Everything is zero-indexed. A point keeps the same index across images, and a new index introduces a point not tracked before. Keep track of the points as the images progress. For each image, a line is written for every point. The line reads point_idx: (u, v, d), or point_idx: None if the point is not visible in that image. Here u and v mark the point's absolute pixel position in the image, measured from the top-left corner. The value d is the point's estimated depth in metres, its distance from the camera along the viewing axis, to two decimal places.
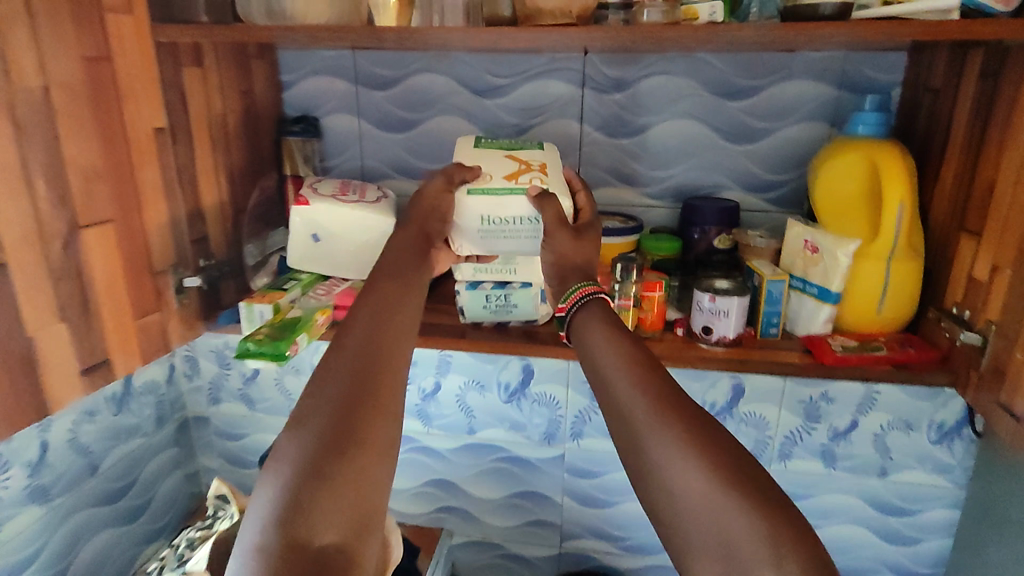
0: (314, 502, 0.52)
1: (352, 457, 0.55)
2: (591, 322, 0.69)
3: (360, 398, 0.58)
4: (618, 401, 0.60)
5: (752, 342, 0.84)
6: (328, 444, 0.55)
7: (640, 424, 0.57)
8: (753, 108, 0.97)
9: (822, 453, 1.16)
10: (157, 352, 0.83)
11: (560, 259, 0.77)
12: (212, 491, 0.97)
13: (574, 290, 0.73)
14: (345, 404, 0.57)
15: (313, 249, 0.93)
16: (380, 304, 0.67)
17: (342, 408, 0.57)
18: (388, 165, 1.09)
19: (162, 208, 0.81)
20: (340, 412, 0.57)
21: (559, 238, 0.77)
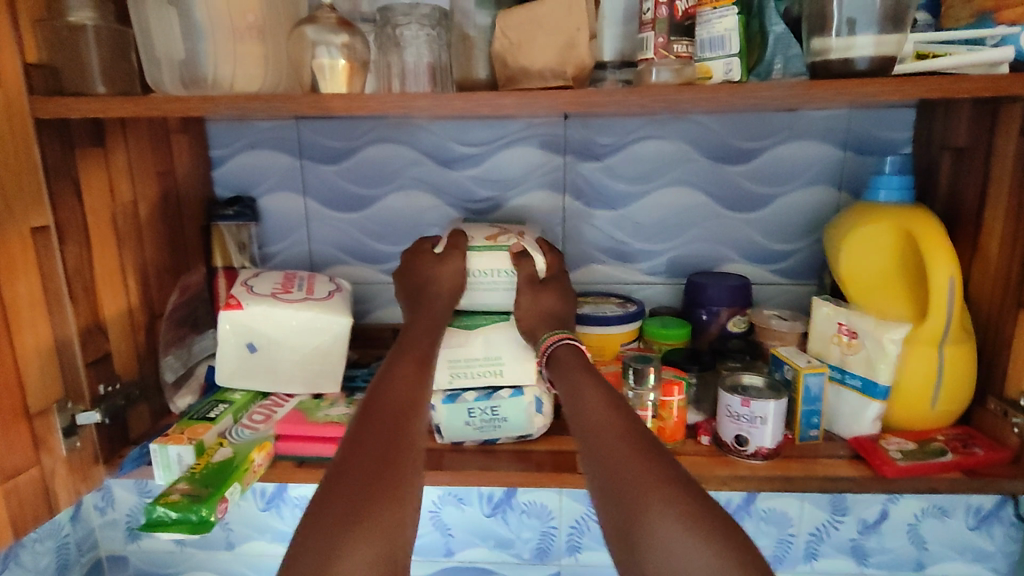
0: (345, 541, 0.47)
1: (377, 501, 0.50)
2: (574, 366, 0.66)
3: (391, 445, 0.55)
4: (607, 456, 0.54)
5: (791, 449, 0.70)
6: (359, 486, 0.51)
7: (636, 465, 0.52)
8: (755, 172, 0.87)
9: (851, 550, 1.00)
10: (36, 518, 0.62)
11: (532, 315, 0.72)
12: None
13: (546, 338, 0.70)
14: (373, 445, 0.55)
15: (249, 361, 0.75)
16: (412, 367, 0.65)
17: (377, 457, 0.54)
18: (341, 249, 0.93)
19: (44, 328, 0.62)
20: (375, 460, 0.53)
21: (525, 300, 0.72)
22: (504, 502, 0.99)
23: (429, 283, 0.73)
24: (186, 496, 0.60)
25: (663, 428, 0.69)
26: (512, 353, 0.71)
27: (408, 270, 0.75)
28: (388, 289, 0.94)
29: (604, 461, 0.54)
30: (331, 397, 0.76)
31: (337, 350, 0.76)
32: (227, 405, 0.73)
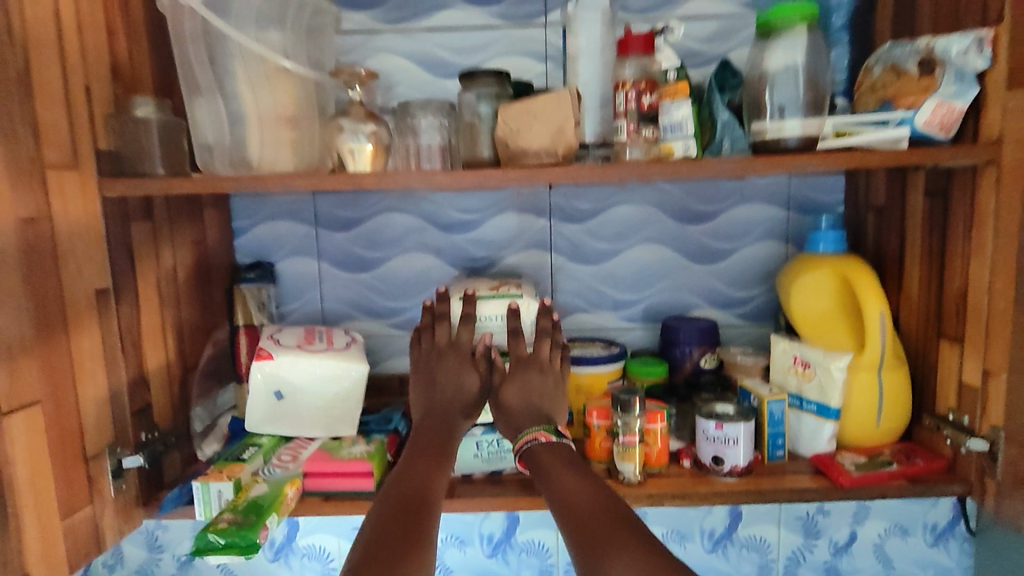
0: None
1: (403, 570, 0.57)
2: (549, 458, 0.71)
3: (412, 524, 0.62)
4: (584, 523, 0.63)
5: (762, 468, 0.80)
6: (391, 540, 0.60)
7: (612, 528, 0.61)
8: (716, 230, 1.01)
9: (826, 571, 1.08)
10: (87, 556, 0.68)
11: (509, 417, 0.78)
12: None
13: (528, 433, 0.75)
14: (400, 524, 0.62)
15: (276, 407, 0.84)
16: (436, 446, 0.75)
17: (404, 517, 0.63)
18: (352, 306, 1.03)
19: (100, 379, 0.70)
20: (403, 518, 0.63)
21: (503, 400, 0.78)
22: (504, 541, 1.05)
23: (455, 392, 0.80)
24: (233, 524, 0.68)
25: (649, 453, 0.79)
26: None
27: (428, 376, 0.82)
28: (394, 341, 1.03)
29: (585, 533, 0.61)
30: (349, 439, 0.83)
31: (355, 395, 0.85)
32: (256, 449, 0.81)
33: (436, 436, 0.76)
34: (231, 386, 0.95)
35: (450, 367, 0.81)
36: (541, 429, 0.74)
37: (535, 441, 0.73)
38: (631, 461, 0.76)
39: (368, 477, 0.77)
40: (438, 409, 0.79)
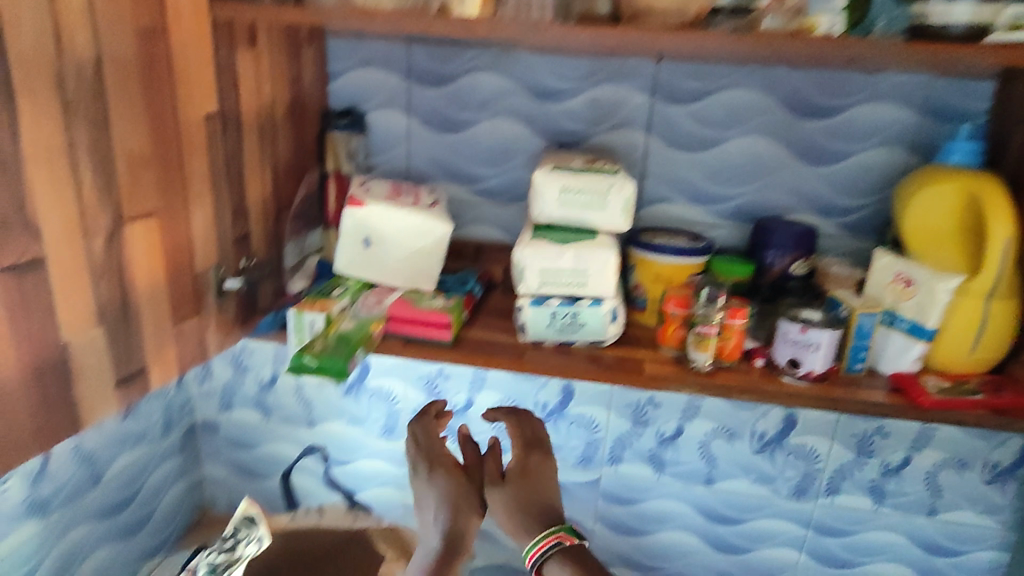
0: None
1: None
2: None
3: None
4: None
5: (837, 378, 0.79)
6: None
7: None
8: (833, 129, 0.92)
9: (870, 489, 1.08)
10: (194, 360, 0.75)
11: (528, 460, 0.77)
12: (241, 512, 0.90)
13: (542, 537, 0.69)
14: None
15: (363, 254, 0.86)
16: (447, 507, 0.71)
17: None
18: (436, 166, 1.02)
19: (207, 203, 0.73)
20: None
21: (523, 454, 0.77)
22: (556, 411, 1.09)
23: (459, 512, 0.70)
24: (326, 351, 0.77)
25: (723, 347, 0.78)
26: (597, 267, 0.79)
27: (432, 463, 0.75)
28: (475, 207, 1.03)
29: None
30: (428, 293, 0.87)
31: (438, 252, 0.86)
32: (344, 289, 0.85)
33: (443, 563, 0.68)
34: (319, 229, 0.98)
35: (457, 475, 0.74)
36: (556, 533, 0.69)
37: (551, 544, 0.68)
38: (704, 350, 0.76)
39: (445, 329, 0.81)
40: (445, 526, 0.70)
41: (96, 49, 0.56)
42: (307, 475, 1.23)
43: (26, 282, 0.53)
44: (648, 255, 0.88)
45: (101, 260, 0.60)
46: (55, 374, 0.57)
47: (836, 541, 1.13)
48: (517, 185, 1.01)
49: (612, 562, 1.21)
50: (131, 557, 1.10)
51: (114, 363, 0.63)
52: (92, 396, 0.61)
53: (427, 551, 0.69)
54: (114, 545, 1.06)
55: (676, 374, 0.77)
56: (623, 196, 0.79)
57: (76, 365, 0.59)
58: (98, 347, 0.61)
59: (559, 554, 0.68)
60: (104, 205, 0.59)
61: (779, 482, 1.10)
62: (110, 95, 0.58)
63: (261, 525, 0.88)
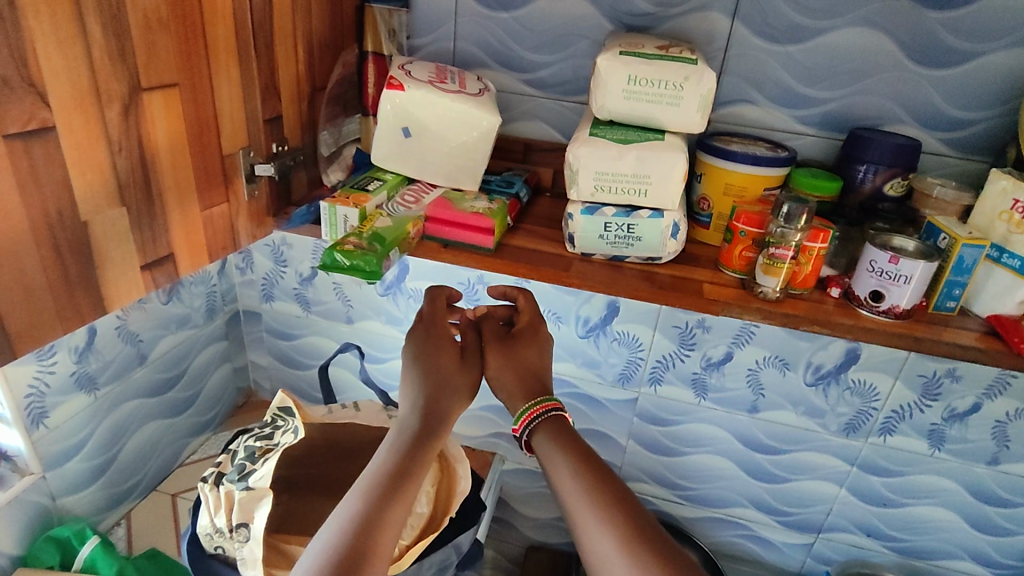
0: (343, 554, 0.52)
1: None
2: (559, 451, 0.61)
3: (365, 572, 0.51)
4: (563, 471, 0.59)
5: (923, 315, 0.70)
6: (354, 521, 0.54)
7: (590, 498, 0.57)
8: (961, 22, 0.77)
9: (929, 433, 1.02)
10: (226, 250, 0.72)
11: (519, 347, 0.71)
12: (276, 401, 0.90)
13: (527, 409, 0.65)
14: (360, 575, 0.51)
15: (402, 146, 0.79)
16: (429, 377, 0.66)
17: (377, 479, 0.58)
18: (486, 51, 0.91)
19: (235, 77, 0.67)
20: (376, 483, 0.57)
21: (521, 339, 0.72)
22: (599, 327, 1.04)
23: (445, 377, 0.67)
24: (358, 247, 0.71)
25: (796, 273, 0.70)
26: (661, 175, 0.70)
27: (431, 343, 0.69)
28: (526, 101, 0.93)
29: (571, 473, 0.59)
30: (471, 194, 0.81)
31: (483, 148, 0.78)
32: (381, 184, 0.79)
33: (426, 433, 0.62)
34: (357, 117, 0.90)
35: (450, 349, 0.69)
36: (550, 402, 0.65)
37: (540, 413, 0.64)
38: (774, 276, 0.68)
39: (488, 236, 0.75)
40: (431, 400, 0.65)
41: None
42: (344, 370, 1.23)
43: (34, 152, 0.48)
44: (720, 164, 0.77)
45: (117, 132, 0.54)
46: (78, 257, 0.54)
47: (882, 481, 1.08)
48: (574, 77, 0.90)
49: (643, 479, 1.20)
50: (180, 433, 1.15)
51: (139, 247, 0.60)
52: (117, 281, 0.58)
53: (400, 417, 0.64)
54: (163, 421, 1.10)
55: (739, 299, 0.70)
56: (700, 91, 0.69)
57: (99, 247, 0.55)
58: (121, 229, 0.57)
59: (552, 423, 0.64)
60: (117, 69, 0.53)
61: (829, 417, 1.04)
62: None
63: (296, 418, 0.88)
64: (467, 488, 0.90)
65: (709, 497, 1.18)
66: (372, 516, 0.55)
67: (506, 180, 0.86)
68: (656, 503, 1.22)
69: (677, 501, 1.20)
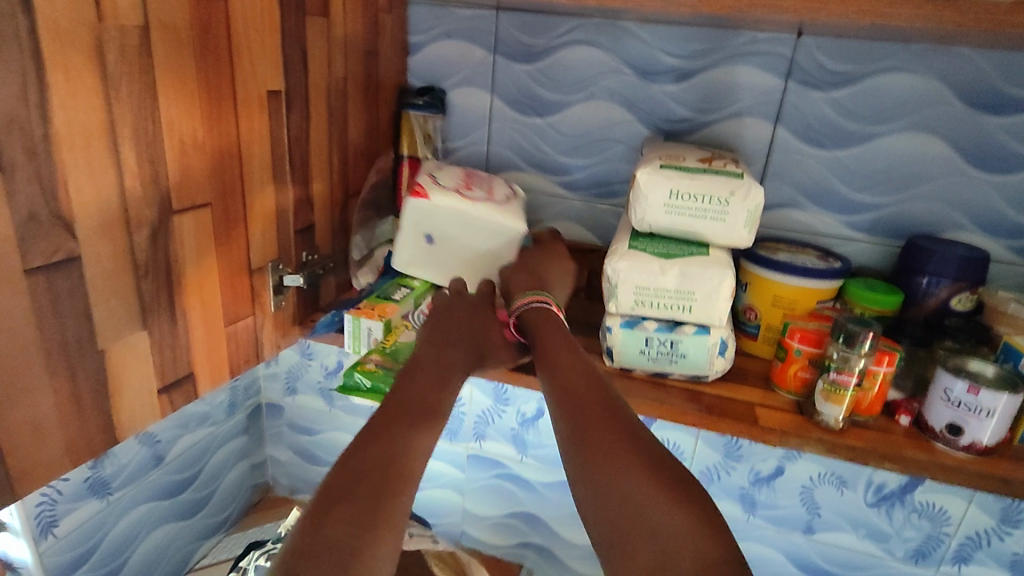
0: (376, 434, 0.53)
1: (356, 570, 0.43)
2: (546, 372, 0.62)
3: (382, 499, 0.48)
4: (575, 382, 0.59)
5: (1009, 451, 0.62)
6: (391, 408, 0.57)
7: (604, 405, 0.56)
8: (1021, 129, 0.73)
9: (1012, 564, 0.90)
10: (248, 362, 0.69)
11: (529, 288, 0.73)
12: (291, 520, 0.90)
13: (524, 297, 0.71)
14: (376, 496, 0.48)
15: (425, 252, 0.77)
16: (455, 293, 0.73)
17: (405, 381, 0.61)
18: (520, 154, 0.90)
19: (268, 188, 0.66)
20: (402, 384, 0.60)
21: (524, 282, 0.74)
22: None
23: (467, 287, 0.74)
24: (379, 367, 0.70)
25: (860, 399, 0.64)
26: (707, 291, 0.65)
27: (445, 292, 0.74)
28: (559, 202, 0.91)
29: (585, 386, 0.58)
30: None
31: (505, 254, 0.75)
32: (408, 291, 0.77)
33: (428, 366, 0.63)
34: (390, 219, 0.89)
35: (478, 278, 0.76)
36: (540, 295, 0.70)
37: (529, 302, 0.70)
38: (836, 404, 0.62)
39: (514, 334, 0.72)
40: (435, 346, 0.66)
41: (142, 14, 0.49)
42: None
43: (57, 285, 0.46)
44: (769, 276, 0.73)
45: (144, 256, 0.53)
46: (93, 388, 0.51)
47: None
48: (610, 179, 0.88)
49: None
50: (192, 536, 1.09)
51: (158, 370, 0.57)
52: (131, 408, 0.55)
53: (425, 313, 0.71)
54: (174, 524, 1.05)
55: (797, 427, 0.64)
56: (747, 205, 0.65)
57: (116, 375, 0.53)
58: (140, 353, 0.55)
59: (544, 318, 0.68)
60: (150, 194, 0.52)
61: (894, 541, 0.94)
62: (158, 68, 0.51)
63: None
64: None
65: None
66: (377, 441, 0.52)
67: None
68: None
69: None
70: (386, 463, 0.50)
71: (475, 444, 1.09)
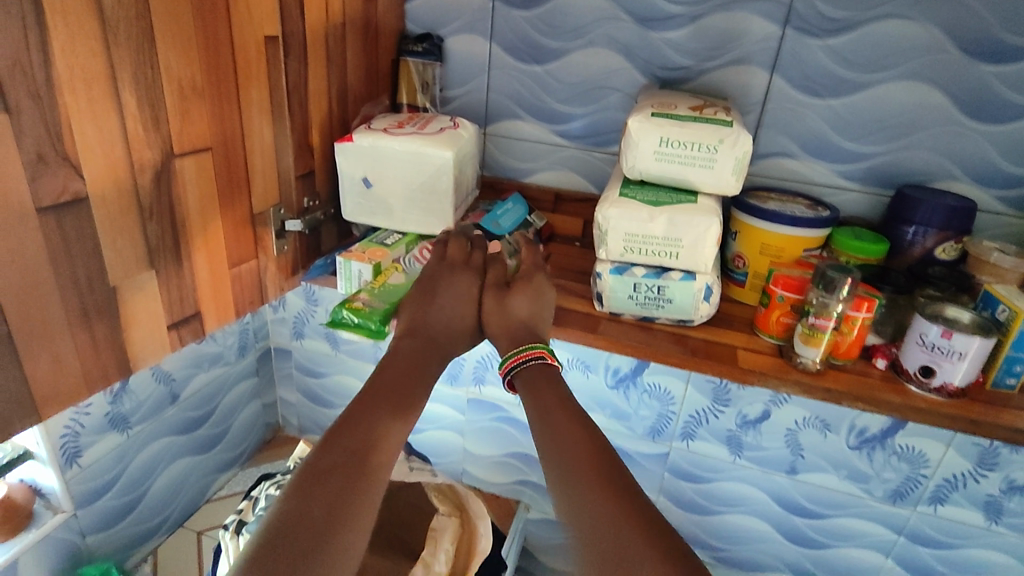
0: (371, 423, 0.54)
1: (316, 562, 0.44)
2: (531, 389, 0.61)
3: (349, 483, 0.49)
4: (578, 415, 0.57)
5: (980, 393, 0.65)
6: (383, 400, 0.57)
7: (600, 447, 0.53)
8: (1017, 78, 0.73)
9: (986, 505, 0.94)
10: (253, 304, 0.72)
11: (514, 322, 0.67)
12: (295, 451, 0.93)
13: (516, 350, 0.64)
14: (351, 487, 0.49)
15: (370, 198, 0.78)
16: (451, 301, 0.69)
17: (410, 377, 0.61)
18: (518, 102, 0.91)
19: (267, 134, 0.68)
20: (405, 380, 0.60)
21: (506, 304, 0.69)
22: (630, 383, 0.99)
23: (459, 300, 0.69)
24: (368, 306, 0.71)
25: (838, 343, 0.66)
26: (693, 237, 0.67)
27: (429, 283, 0.70)
28: (557, 150, 0.92)
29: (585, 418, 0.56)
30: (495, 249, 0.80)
31: (444, 183, 0.76)
32: (401, 237, 0.80)
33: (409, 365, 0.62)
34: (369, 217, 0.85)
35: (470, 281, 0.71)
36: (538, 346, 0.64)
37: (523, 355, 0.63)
38: (814, 347, 0.65)
39: None
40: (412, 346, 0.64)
41: None
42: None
43: (67, 224, 0.49)
44: (756, 223, 0.75)
45: (149, 199, 0.56)
46: (106, 323, 0.54)
47: (932, 552, 1.01)
48: (606, 128, 0.89)
49: None
50: (207, 469, 1.16)
51: (167, 308, 0.60)
52: (142, 343, 0.59)
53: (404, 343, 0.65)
54: (190, 458, 1.11)
55: (777, 370, 0.66)
56: (734, 151, 0.66)
57: (127, 311, 0.56)
58: (149, 292, 0.58)
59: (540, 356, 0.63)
60: (152, 139, 0.54)
61: (873, 482, 0.98)
62: (155, 13, 0.52)
63: None
64: (487, 546, 0.87)
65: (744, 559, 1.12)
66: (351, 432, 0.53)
67: (525, 223, 0.87)
68: None
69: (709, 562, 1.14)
70: (362, 449, 0.52)
71: (475, 388, 1.13)
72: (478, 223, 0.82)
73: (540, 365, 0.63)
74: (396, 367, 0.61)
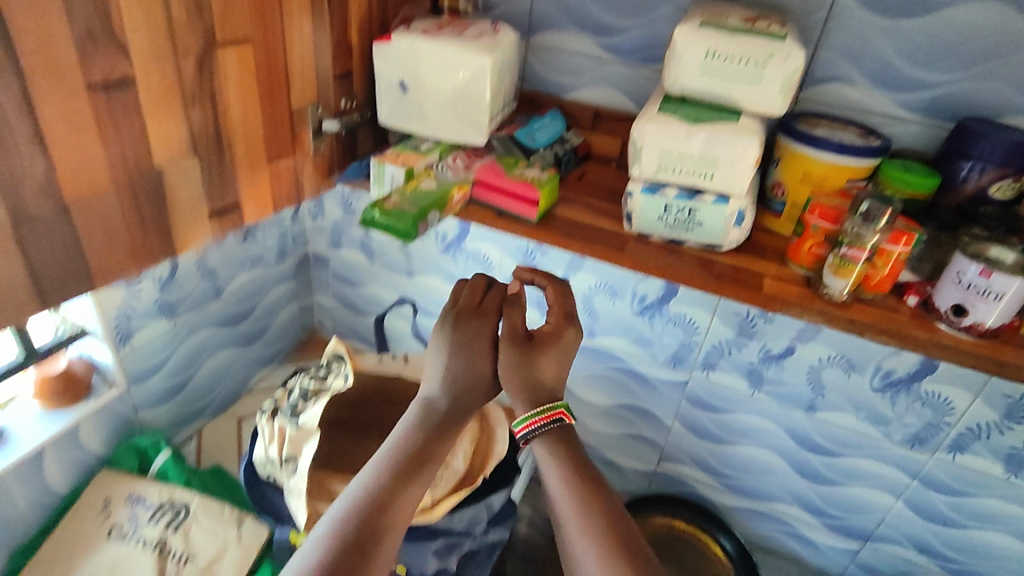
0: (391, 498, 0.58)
1: None
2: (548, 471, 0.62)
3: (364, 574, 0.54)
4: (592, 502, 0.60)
5: (1013, 336, 0.63)
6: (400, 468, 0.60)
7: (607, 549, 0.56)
8: None
9: (1008, 457, 0.93)
10: (290, 200, 0.74)
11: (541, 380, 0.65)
12: (330, 348, 0.91)
13: (539, 410, 0.63)
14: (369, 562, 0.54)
15: (406, 103, 0.78)
16: (468, 354, 0.66)
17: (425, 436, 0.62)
18: (564, 12, 0.87)
19: (306, 29, 0.67)
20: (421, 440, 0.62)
21: (526, 361, 0.65)
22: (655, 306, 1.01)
23: (474, 360, 0.66)
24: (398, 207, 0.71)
25: (869, 276, 0.66)
26: (730, 158, 0.65)
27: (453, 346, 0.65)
28: (600, 65, 0.89)
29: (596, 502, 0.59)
30: (527, 161, 0.79)
31: (481, 91, 0.75)
32: (435, 145, 0.80)
33: (427, 426, 0.63)
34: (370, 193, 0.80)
35: (482, 344, 0.66)
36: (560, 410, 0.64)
37: (543, 423, 0.63)
38: (843, 277, 0.64)
39: (533, 208, 0.73)
40: (432, 413, 0.64)
41: None
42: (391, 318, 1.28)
43: (115, 102, 0.51)
44: (801, 149, 0.72)
45: (192, 85, 0.57)
46: (151, 203, 0.57)
47: (944, 499, 1.00)
48: (654, 43, 0.85)
49: (683, 460, 1.16)
50: (249, 362, 1.21)
51: (208, 195, 0.63)
52: (186, 226, 0.62)
53: (419, 413, 0.64)
54: (233, 350, 1.16)
55: (802, 299, 0.66)
56: (784, 68, 0.63)
57: (171, 194, 0.59)
58: (191, 177, 0.60)
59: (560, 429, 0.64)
60: (194, 24, 0.55)
61: (893, 425, 0.98)
62: None
63: (348, 364, 0.90)
64: (503, 451, 0.91)
65: (753, 489, 1.14)
66: (371, 512, 0.57)
67: (560, 139, 0.86)
68: (696, 487, 1.18)
69: (718, 488, 1.16)
70: (377, 528, 0.56)
71: None
72: (512, 135, 0.82)
73: (558, 427, 0.64)
74: (416, 432, 0.63)
